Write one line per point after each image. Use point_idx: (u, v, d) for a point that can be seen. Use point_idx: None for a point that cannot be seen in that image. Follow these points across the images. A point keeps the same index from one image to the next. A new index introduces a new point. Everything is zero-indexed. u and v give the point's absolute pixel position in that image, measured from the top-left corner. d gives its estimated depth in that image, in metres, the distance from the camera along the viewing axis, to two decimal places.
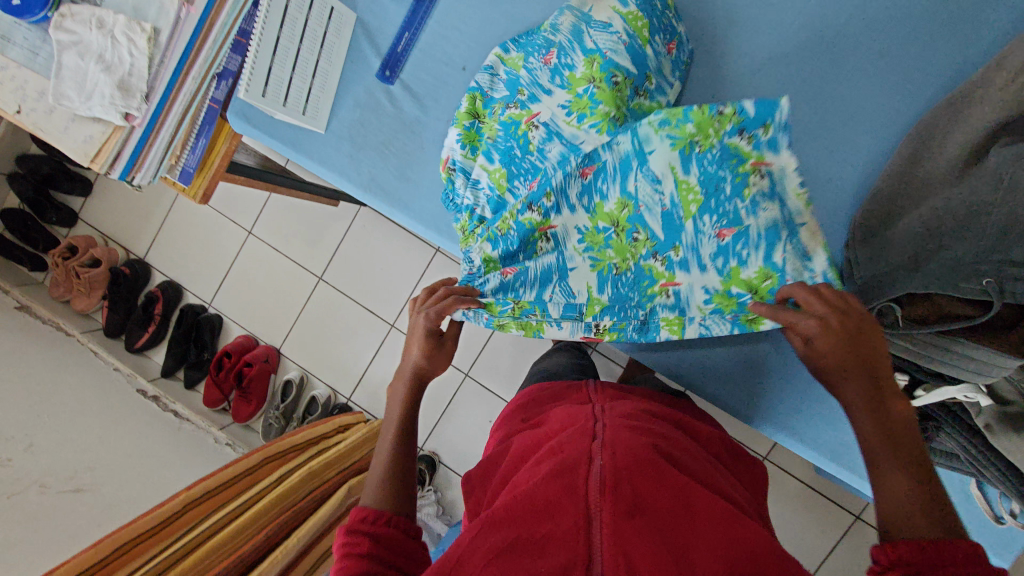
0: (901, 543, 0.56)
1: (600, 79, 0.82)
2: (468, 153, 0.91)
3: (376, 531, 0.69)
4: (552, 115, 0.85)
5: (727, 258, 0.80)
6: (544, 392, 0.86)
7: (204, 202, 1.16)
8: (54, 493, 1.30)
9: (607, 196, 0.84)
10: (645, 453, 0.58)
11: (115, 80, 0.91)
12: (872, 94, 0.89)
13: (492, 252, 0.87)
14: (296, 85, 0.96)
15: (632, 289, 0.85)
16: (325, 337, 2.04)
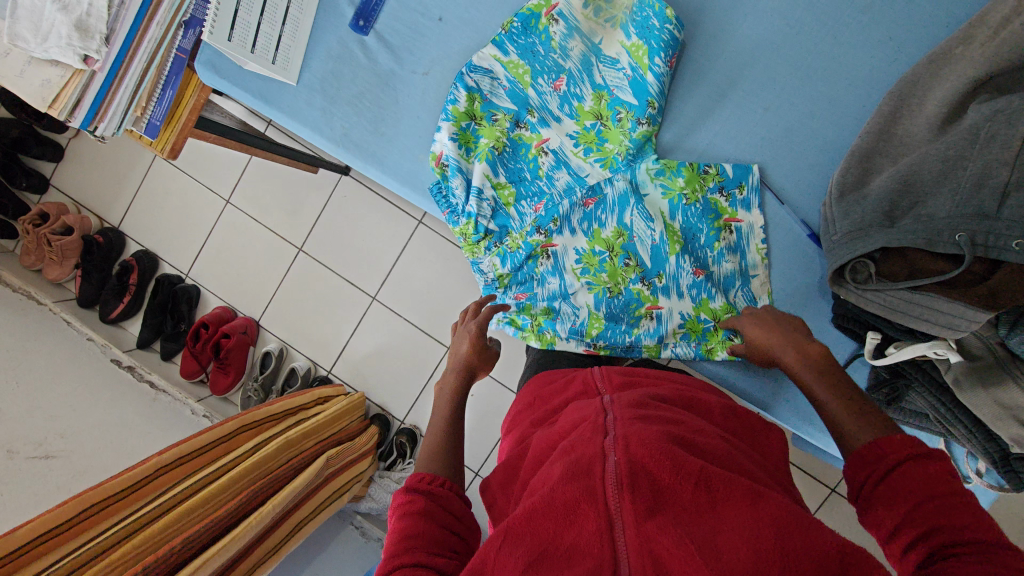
0: (855, 453, 0.61)
1: (607, 117, 0.92)
2: (466, 155, 0.93)
3: (434, 493, 0.68)
4: (562, 144, 0.94)
5: (701, 291, 0.91)
6: (551, 383, 0.87)
7: (173, 157, 1.11)
8: (23, 458, 1.28)
9: (605, 224, 0.93)
10: (657, 442, 0.58)
11: (72, 20, 0.87)
12: (856, 48, 0.87)
13: (502, 267, 0.96)
14: (265, 32, 0.92)
15: (622, 310, 0.94)
16: (306, 310, 2.02)
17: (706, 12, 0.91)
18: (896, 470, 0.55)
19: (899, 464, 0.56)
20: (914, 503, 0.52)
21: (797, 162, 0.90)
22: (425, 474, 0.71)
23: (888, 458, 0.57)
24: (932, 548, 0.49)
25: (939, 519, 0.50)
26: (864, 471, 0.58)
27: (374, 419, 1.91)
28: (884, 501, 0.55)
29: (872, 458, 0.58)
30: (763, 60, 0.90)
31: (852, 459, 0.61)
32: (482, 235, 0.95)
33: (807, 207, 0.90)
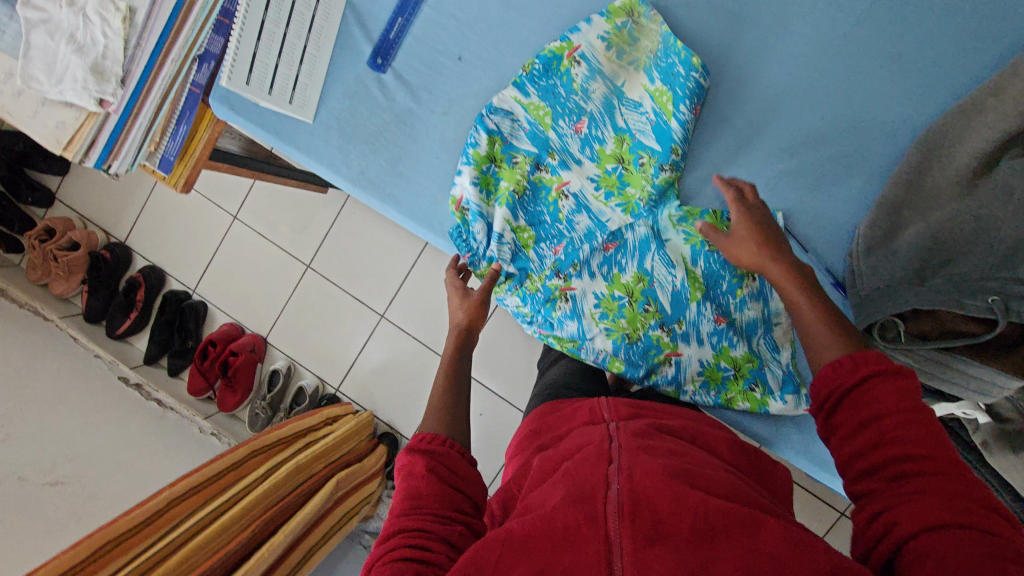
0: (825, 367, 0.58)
1: (628, 160, 0.91)
2: (486, 198, 0.93)
3: (434, 452, 0.69)
4: (582, 187, 0.93)
5: (722, 339, 0.90)
6: (557, 410, 0.81)
7: (186, 191, 1.10)
8: (33, 486, 1.27)
9: (625, 269, 0.92)
10: (662, 475, 0.55)
11: (88, 63, 0.85)
12: (883, 97, 0.85)
13: (522, 306, 0.96)
14: (283, 72, 0.91)
15: (641, 356, 0.92)
16: (314, 328, 2.00)
17: (731, 56, 0.89)
18: (863, 386, 0.54)
19: (869, 379, 0.54)
20: (877, 422, 0.52)
21: (822, 209, 0.88)
22: (425, 433, 0.71)
23: (858, 372, 0.55)
24: (887, 462, 0.50)
25: (899, 442, 0.50)
26: (834, 385, 0.56)
27: (381, 438, 1.90)
28: (846, 417, 0.54)
29: (840, 371, 0.56)
30: (788, 105, 0.88)
31: (821, 373, 0.59)
32: (503, 278, 0.95)
33: (832, 255, 0.88)
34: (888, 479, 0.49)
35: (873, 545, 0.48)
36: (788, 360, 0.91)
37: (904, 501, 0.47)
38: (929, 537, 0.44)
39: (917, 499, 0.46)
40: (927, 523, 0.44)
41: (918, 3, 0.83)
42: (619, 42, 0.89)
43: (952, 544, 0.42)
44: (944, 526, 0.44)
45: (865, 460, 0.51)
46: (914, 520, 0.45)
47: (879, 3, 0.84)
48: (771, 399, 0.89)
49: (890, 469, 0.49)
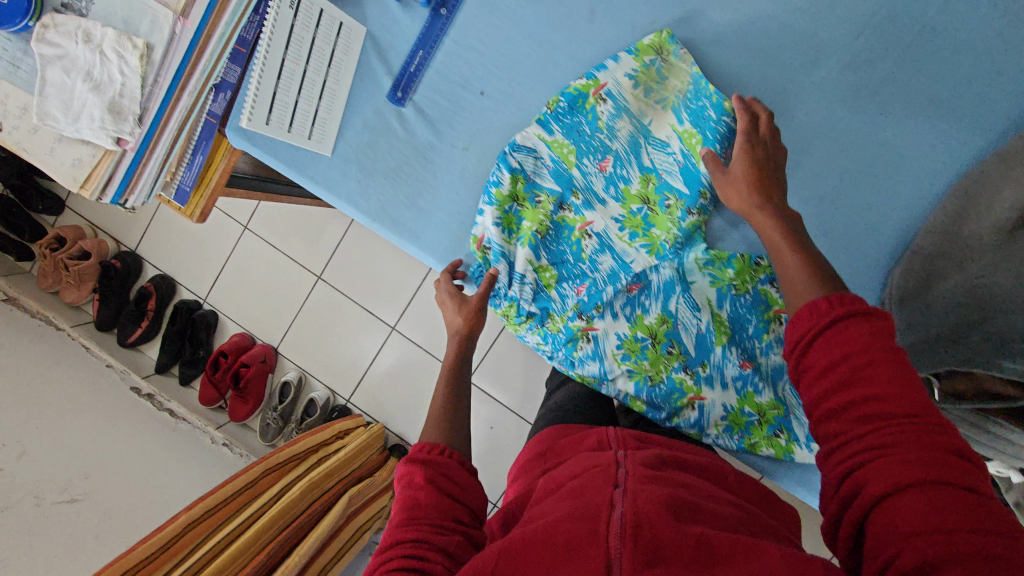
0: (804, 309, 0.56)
1: (654, 202, 0.90)
2: (508, 237, 0.91)
3: (434, 461, 0.68)
4: (606, 227, 0.91)
5: (747, 384, 0.88)
6: (566, 435, 0.78)
7: (201, 220, 1.09)
8: (49, 504, 1.23)
9: (649, 310, 0.90)
10: (669, 502, 0.53)
11: (104, 102, 0.83)
12: (917, 141, 0.83)
13: (543, 344, 0.93)
14: (302, 108, 0.90)
15: (664, 400, 0.88)
16: (325, 339, 2.00)
17: (764, 95, 0.87)
18: (838, 326, 0.52)
19: (843, 320, 0.52)
20: (847, 369, 0.50)
21: (853, 254, 0.86)
22: (425, 444, 0.71)
23: (832, 314, 0.53)
24: (854, 402, 0.49)
25: (869, 391, 0.49)
26: (809, 326, 0.54)
27: (392, 450, 1.90)
28: (815, 364, 0.53)
29: (813, 314, 0.54)
30: (821, 148, 0.86)
31: (795, 317, 0.57)
32: (525, 317, 0.93)
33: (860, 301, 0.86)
34: (855, 422, 0.49)
35: (839, 498, 0.49)
36: None
37: (876, 459, 0.46)
38: (897, 497, 0.44)
39: (886, 454, 0.46)
40: (895, 483, 0.44)
41: (957, 46, 0.80)
42: (648, 79, 0.87)
43: (916, 501, 0.43)
44: (912, 485, 0.44)
45: (832, 410, 0.51)
46: (884, 479, 0.45)
47: (917, 45, 0.81)
48: (798, 447, 0.88)
49: (858, 418, 0.49)
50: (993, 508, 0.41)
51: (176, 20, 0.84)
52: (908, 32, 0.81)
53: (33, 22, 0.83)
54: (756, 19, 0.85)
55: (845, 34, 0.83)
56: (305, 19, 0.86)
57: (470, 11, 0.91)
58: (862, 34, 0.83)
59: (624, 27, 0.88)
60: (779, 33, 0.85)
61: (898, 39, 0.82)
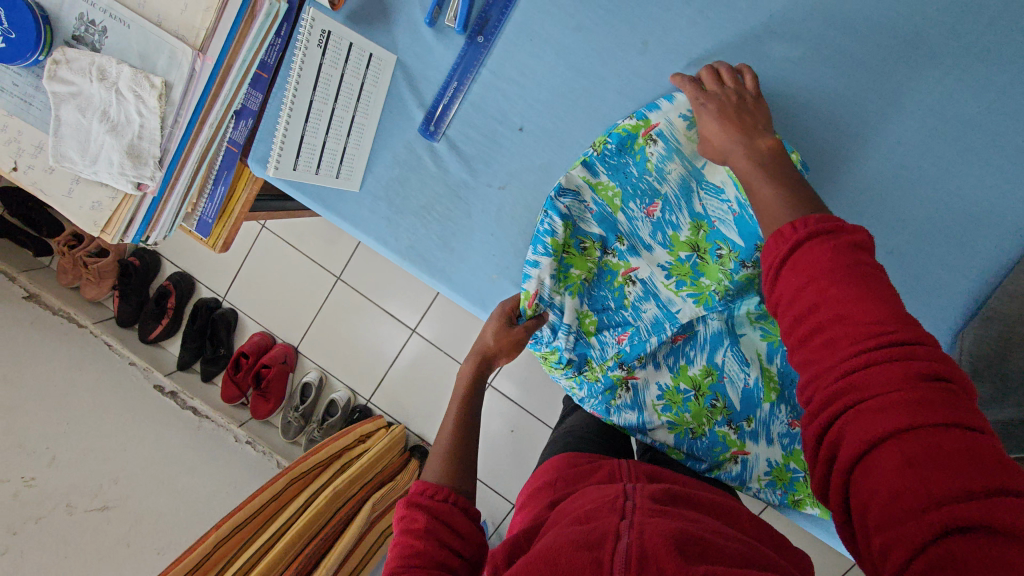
0: (782, 232, 0.51)
1: (705, 250, 0.84)
2: (555, 287, 0.81)
3: (435, 509, 0.60)
4: (651, 274, 0.85)
5: (793, 441, 0.84)
6: (576, 465, 0.73)
7: (224, 251, 1.06)
8: (82, 513, 1.10)
9: (693, 361, 0.84)
10: (678, 539, 0.48)
11: (123, 145, 0.79)
12: (999, 193, 0.77)
13: (578, 391, 0.85)
14: (330, 147, 0.87)
15: (705, 453, 0.82)
16: (345, 338, 1.91)
17: (832, 138, 0.80)
18: (801, 248, 0.49)
19: (806, 240, 0.49)
20: (815, 299, 0.46)
21: (921, 312, 0.80)
22: (427, 484, 0.62)
23: (796, 237, 0.49)
24: (815, 328, 0.46)
25: (840, 323, 0.44)
26: (776, 253, 0.50)
27: (413, 453, 1.79)
28: (783, 294, 0.49)
29: (780, 242, 0.51)
30: (892, 195, 0.80)
31: (764, 247, 0.53)
32: (562, 364, 0.82)
33: None
34: (819, 347, 0.45)
35: (821, 459, 0.44)
36: None
37: (851, 403, 0.42)
38: (877, 454, 0.40)
39: (860, 395, 0.42)
40: (875, 436, 0.40)
41: None
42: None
43: (897, 462, 0.38)
44: (893, 435, 0.39)
45: (805, 349, 0.47)
46: (862, 430, 0.41)
47: (1002, 91, 0.75)
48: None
49: (828, 352, 0.45)
50: (978, 445, 0.37)
51: (195, 56, 0.78)
52: (994, 76, 0.75)
53: (43, 56, 0.79)
54: (825, 56, 0.79)
55: (922, 77, 0.77)
56: (334, 56, 0.84)
57: (510, 40, 0.86)
58: (942, 78, 0.76)
59: (678, 60, 0.82)
60: (847, 72, 0.79)
61: (981, 84, 0.75)
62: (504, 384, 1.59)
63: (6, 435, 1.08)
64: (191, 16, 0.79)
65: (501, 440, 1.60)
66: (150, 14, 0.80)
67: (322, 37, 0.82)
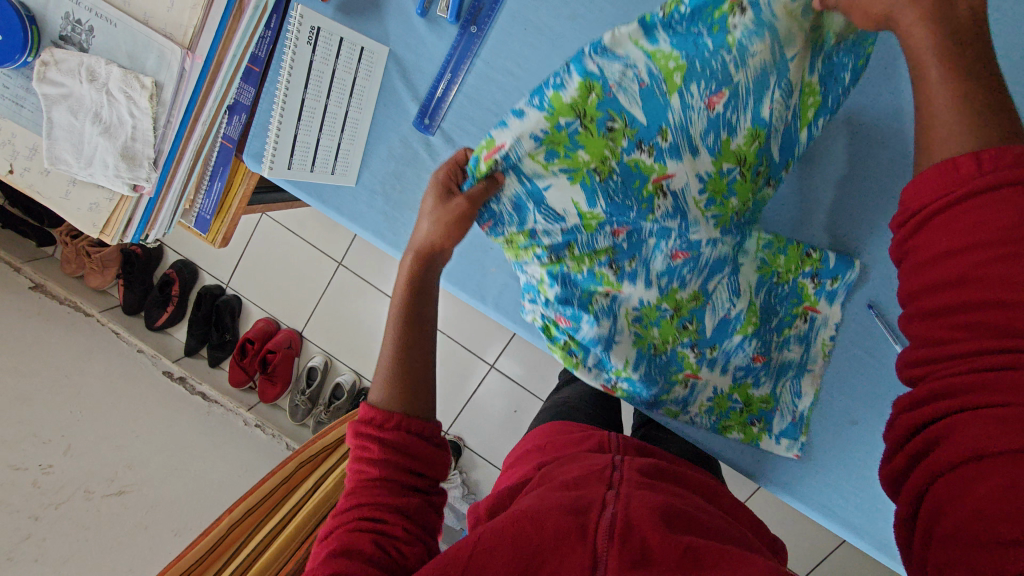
0: (968, 161, 0.44)
1: (750, 167, 0.63)
2: (545, 162, 0.56)
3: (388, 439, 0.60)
4: (686, 185, 0.62)
5: (748, 374, 0.80)
6: (566, 435, 0.74)
7: (224, 246, 1.05)
8: (99, 498, 1.12)
9: (686, 285, 0.70)
10: (664, 514, 0.49)
11: (117, 147, 0.79)
12: None
13: (549, 287, 0.67)
14: (325, 144, 0.87)
15: (661, 372, 0.75)
16: (348, 323, 1.91)
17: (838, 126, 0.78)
18: (975, 197, 0.42)
19: (990, 189, 0.42)
20: (977, 270, 0.41)
21: None
22: (375, 410, 0.62)
23: (974, 180, 0.43)
24: (963, 302, 0.42)
25: (999, 309, 0.40)
26: (937, 192, 0.44)
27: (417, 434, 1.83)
28: (935, 248, 0.44)
29: (952, 179, 0.44)
30: None
31: (917, 179, 0.47)
32: (530, 244, 0.65)
33: None
34: (954, 327, 0.42)
35: (911, 449, 0.44)
36: (804, 407, 0.85)
37: (973, 403, 0.40)
38: (982, 466, 0.38)
39: (990, 397, 0.39)
40: (987, 447, 0.38)
41: None
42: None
43: (1004, 479, 0.36)
44: (1014, 451, 0.37)
45: (929, 320, 0.44)
46: (977, 437, 0.39)
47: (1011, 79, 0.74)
48: (766, 436, 0.85)
49: (970, 332, 0.41)
50: None
51: (184, 55, 0.77)
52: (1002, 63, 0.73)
53: (32, 57, 0.78)
54: None
55: None
56: (325, 52, 0.83)
57: (504, 29, 0.84)
58: None
59: None
60: None
61: None
62: (506, 366, 1.60)
63: (20, 427, 1.11)
64: (178, 13, 0.77)
65: (505, 419, 1.62)
66: (135, 12, 0.78)
67: (312, 33, 0.81)
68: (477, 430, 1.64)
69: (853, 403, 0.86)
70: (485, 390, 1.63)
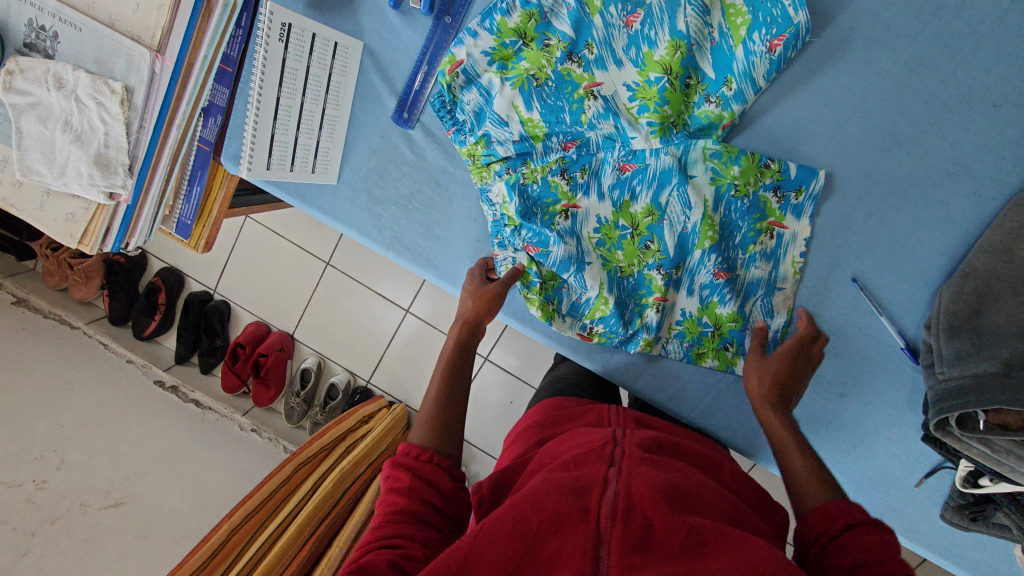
0: (830, 505, 0.58)
1: (676, 75, 0.80)
2: (498, 73, 0.82)
3: (420, 469, 0.63)
4: (615, 92, 0.83)
5: (713, 293, 0.87)
6: (567, 413, 0.76)
7: (206, 251, 1.02)
8: (96, 511, 1.12)
9: (637, 198, 0.86)
10: (666, 489, 0.50)
11: (91, 155, 0.77)
12: (974, 152, 0.80)
13: (511, 204, 0.84)
14: (302, 143, 0.86)
15: (630, 294, 0.88)
16: (339, 321, 1.90)
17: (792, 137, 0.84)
18: (844, 535, 0.55)
19: (849, 526, 0.55)
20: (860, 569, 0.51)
21: (897, 269, 0.84)
22: (413, 446, 0.65)
23: (837, 523, 0.56)
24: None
25: None
26: (816, 528, 0.57)
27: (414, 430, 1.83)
28: (834, 570, 0.53)
29: (826, 517, 0.57)
30: (867, 158, 0.83)
31: (805, 516, 0.60)
32: (492, 159, 0.86)
33: (906, 317, 0.84)
34: None
35: None
36: (777, 327, 0.88)
37: None
38: None
39: None
40: None
41: (1015, 53, 0.77)
42: None
43: None
44: None
45: None
46: None
47: (974, 53, 0.78)
48: (741, 360, 0.88)
49: None
50: None
51: (153, 58, 0.76)
52: (965, 39, 0.78)
53: None
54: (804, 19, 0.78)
55: (895, 42, 0.79)
56: (297, 49, 0.82)
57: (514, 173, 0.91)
58: (912, 43, 0.79)
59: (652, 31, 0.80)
60: (814, 44, 0.81)
61: (953, 48, 0.78)
62: (501, 358, 1.60)
63: (11, 444, 1.09)
64: (145, 15, 0.76)
65: (500, 411, 1.63)
66: (100, 15, 0.77)
67: (283, 29, 0.80)
68: (475, 422, 1.65)
69: (841, 374, 0.87)
70: (481, 383, 1.63)
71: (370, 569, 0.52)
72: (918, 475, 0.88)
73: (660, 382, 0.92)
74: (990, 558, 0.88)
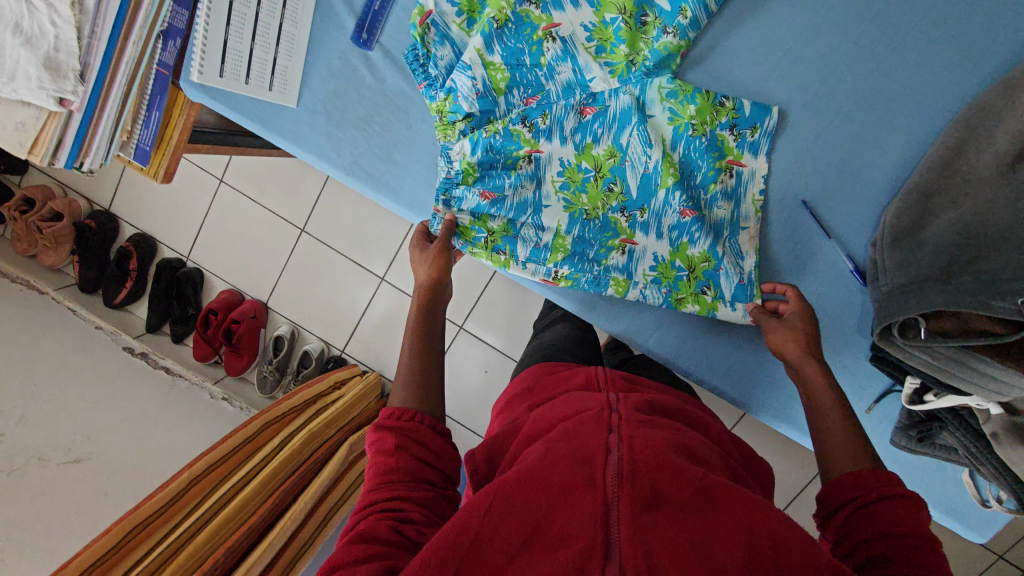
0: (869, 472, 0.59)
1: (630, 14, 0.83)
2: (466, 26, 0.83)
3: (406, 429, 0.62)
4: (573, 33, 0.84)
5: (683, 234, 0.87)
6: (556, 377, 0.76)
7: (167, 181, 1.01)
8: (55, 466, 1.08)
9: (599, 140, 0.87)
10: (667, 450, 0.51)
11: (40, 58, 0.77)
12: (914, 76, 0.83)
13: (472, 157, 0.84)
14: (258, 56, 0.86)
15: (596, 236, 0.88)
16: (314, 290, 1.89)
17: (743, 64, 0.87)
18: (882, 500, 0.56)
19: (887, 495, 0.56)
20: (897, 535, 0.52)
21: (846, 194, 0.86)
22: (395, 408, 0.65)
23: (876, 488, 0.57)
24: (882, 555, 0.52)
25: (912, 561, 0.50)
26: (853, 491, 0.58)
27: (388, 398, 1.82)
28: (863, 531, 0.55)
29: (864, 483, 0.58)
30: (814, 85, 0.86)
31: (839, 479, 0.61)
32: (459, 116, 0.84)
33: (853, 240, 0.87)
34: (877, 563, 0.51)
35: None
36: (750, 268, 0.88)
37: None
38: None
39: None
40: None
41: None
42: None
43: None
44: None
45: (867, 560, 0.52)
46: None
47: None
48: (721, 304, 0.86)
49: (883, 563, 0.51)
50: None
51: None
52: None
53: None
54: None
55: None
56: None
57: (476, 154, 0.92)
58: None
59: None
60: None
61: None
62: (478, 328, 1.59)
63: None
64: None
65: (473, 377, 1.62)
66: None
67: None
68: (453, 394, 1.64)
69: None
70: (458, 353, 1.61)
71: (373, 535, 0.53)
72: (868, 400, 0.89)
73: (618, 314, 0.93)
74: (938, 485, 0.89)
